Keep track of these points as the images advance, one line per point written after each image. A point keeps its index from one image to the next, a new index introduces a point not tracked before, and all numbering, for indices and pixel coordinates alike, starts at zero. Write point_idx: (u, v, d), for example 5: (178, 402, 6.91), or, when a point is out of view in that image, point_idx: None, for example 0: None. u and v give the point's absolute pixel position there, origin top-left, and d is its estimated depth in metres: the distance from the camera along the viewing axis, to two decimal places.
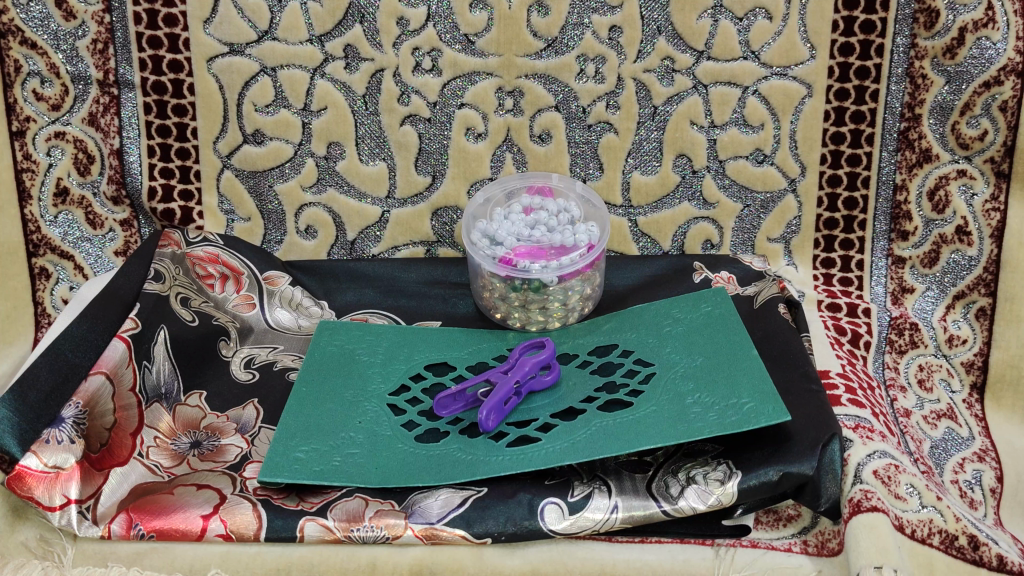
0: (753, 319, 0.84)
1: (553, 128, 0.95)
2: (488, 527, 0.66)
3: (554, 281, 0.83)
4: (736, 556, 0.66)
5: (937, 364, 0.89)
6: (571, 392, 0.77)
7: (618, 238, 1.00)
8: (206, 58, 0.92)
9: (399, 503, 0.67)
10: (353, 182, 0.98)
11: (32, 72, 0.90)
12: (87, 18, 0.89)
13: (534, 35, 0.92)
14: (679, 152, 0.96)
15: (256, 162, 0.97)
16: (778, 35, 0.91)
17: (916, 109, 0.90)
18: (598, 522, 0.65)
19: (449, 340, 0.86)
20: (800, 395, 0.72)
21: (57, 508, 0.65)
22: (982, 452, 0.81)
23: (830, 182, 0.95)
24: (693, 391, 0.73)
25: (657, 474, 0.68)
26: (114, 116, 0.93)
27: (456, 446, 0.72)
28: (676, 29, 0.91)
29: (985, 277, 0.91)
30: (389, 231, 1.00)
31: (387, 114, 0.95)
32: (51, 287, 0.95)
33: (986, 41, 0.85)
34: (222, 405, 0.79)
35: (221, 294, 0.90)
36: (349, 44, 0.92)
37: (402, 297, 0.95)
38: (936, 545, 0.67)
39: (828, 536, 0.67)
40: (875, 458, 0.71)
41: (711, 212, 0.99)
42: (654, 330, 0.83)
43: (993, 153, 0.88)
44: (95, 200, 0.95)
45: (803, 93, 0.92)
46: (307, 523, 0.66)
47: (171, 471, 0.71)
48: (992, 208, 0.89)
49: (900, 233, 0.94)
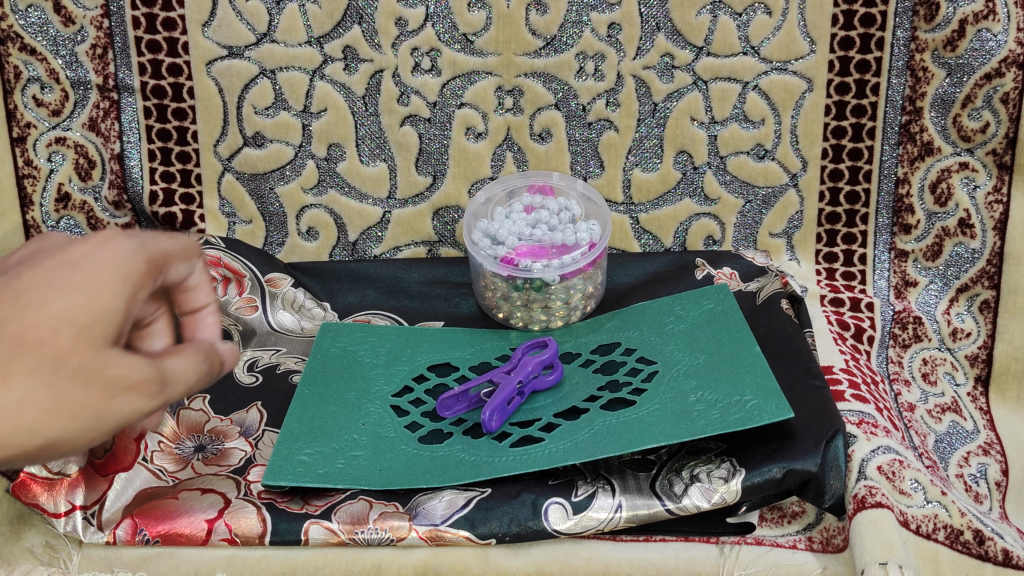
0: (755, 315, 0.84)
1: (553, 127, 0.95)
2: (492, 528, 0.66)
3: (556, 280, 0.83)
4: (742, 553, 0.67)
5: (941, 358, 0.89)
6: (574, 391, 0.76)
7: (620, 236, 1.00)
8: (204, 61, 0.92)
9: (404, 504, 0.67)
10: (354, 183, 0.98)
11: (32, 78, 0.90)
12: (86, 23, 0.89)
13: (533, 34, 0.92)
14: (679, 149, 0.96)
15: (256, 165, 0.97)
16: (777, 30, 0.91)
17: (917, 103, 0.89)
18: (602, 522, 0.65)
19: (451, 340, 0.86)
20: (804, 391, 0.72)
21: (61, 515, 0.67)
22: (988, 445, 0.81)
23: (831, 176, 0.95)
24: (696, 389, 0.73)
25: (661, 472, 0.68)
26: (114, 120, 0.93)
27: (459, 447, 0.71)
28: (676, 25, 0.91)
29: (989, 270, 0.90)
30: (391, 232, 1.00)
31: (387, 115, 0.95)
32: None
33: (986, 32, 0.84)
34: (226, 408, 0.79)
35: (224, 297, 0.91)
36: (348, 45, 0.92)
37: (404, 298, 0.95)
38: (940, 540, 0.67)
39: (833, 533, 0.67)
40: (879, 454, 0.71)
41: (712, 208, 0.98)
42: (657, 328, 0.83)
43: (995, 146, 0.88)
44: (96, 205, 0.96)
45: (804, 88, 0.92)
46: (312, 527, 0.66)
47: (176, 475, 0.71)
48: (995, 200, 0.89)
49: (901, 226, 0.94)
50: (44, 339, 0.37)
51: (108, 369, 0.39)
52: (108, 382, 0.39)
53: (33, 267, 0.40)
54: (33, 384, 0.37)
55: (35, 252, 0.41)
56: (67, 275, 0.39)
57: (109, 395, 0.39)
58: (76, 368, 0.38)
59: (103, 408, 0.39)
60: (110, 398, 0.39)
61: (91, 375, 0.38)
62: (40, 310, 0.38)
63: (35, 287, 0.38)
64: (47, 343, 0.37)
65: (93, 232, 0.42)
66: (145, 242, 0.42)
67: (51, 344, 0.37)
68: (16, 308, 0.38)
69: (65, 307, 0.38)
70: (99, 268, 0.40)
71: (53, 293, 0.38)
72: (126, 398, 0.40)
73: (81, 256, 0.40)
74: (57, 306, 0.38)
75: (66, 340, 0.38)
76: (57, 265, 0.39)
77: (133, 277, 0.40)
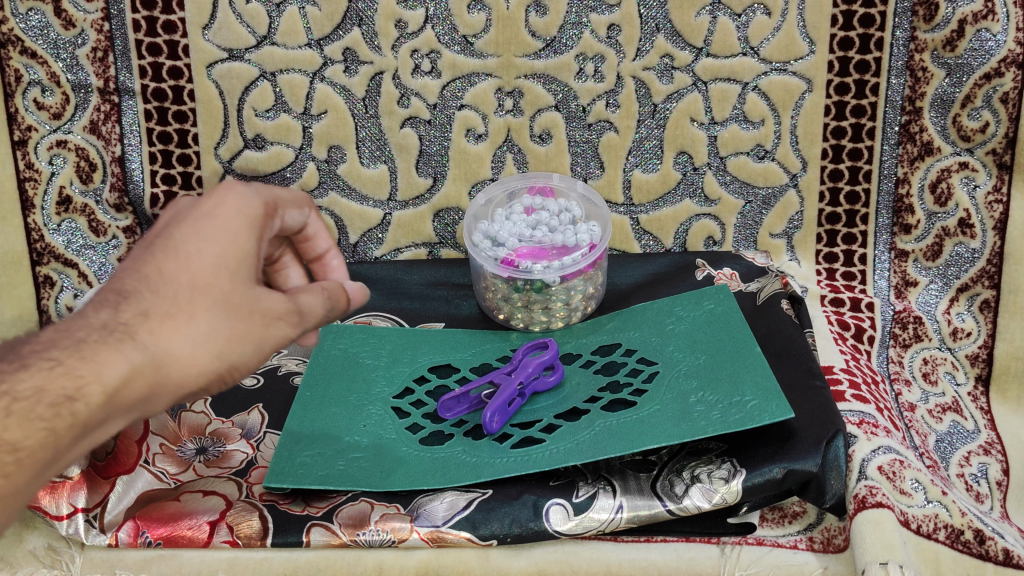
0: (755, 315, 0.84)
1: (553, 128, 0.95)
2: (493, 530, 0.66)
3: (557, 281, 0.84)
4: (742, 554, 0.67)
5: (942, 357, 0.89)
6: (575, 392, 0.77)
7: (620, 237, 1.00)
8: (205, 64, 0.92)
9: (405, 506, 0.67)
10: (354, 185, 0.98)
11: (33, 81, 0.90)
12: (86, 26, 0.90)
13: (532, 35, 0.92)
14: (679, 149, 0.96)
15: (257, 167, 0.97)
16: (776, 30, 0.91)
17: (917, 103, 0.89)
18: (603, 523, 0.66)
19: (452, 342, 0.86)
20: (805, 392, 0.72)
21: (64, 517, 0.67)
22: (988, 445, 0.81)
23: (831, 176, 0.95)
24: (697, 390, 0.73)
25: (662, 473, 0.68)
26: (115, 123, 0.93)
27: (460, 448, 0.71)
28: (675, 26, 0.91)
29: (989, 270, 0.90)
30: (392, 233, 1.00)
31: (387, 117, 0.95)
32: (55, 295, 0.96)
33: (986, 32, 0.84)
34: (227, 410, 0.79)
35: None
36: (348, 47, 0.92)
37: (405, 299, 0.95)
38: (941, 539, 0.67)
39: (834, 533, 0.68)
40: (879, 454, 0.71)
41: (712, 209, 0.98)
42: (657, 329, 0.83)
43: (995, 145, 0.88)
44: (98, 208, 0.96)
45: (803, 88, 0.92)
46: (313, 528, 0.66)
47: (177, 477, 0.72)
48: (994, 200, 0.89)
49: (901, 226, 0.94)
50: (210, 280, 0.50)
51: (261, 302, 0.52)
52: (262, 313, 0.52)
53: (181, 224, 0.52)
54: (211, 321, 0.49)
55: (177, 212, 0.54)
56: (213, 226, 0.52)
57: (265, 323, 0.52)
58: (238, 303, 0.51)
59: (263, 333, 0.52)
60: (266, 324, 0.52)
61: (250, 307, 0.51)
62: (198, 260, 0.50)
63: (189, 241, 0.51)
64: (213, 282, 0.50)
65: (213, 189, 0.55)
66: (261, 194, 0.56)
67: (214, 286, 0.50)
68: (180, 259, 0.50)
69: (219, 252, 0.51)
70: (231, 215, 0.53)
71: (205, 244, 0.51)
72: (278, 326, 0.53)
73: (212, 210, 0.53)
74: (213, 253, 0.51)
75: (224, 281, 0.50)
76: (200, 220, 0.52)
77: (258, 222, 0.54)
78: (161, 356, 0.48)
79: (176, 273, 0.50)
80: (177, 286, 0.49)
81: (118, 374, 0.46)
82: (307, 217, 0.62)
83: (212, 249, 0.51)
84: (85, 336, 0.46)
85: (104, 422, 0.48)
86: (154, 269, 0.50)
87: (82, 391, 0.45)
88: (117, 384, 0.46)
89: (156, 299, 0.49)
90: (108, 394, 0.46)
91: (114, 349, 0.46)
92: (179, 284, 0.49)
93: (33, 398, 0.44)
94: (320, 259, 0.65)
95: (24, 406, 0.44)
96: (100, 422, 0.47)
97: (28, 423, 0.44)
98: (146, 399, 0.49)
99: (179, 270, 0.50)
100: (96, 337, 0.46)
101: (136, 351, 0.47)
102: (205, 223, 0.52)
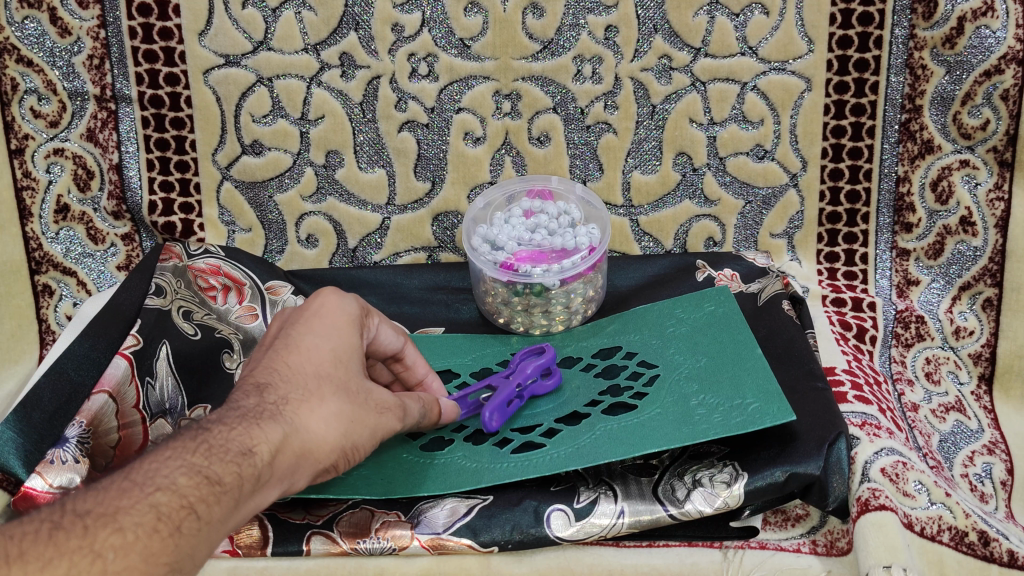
0: (756, 316, 0.84)
1: (552, 131, 0.95)
2: (495, 536, 0.66)
3: (557, 285, 0.83)
4: (745, 558, 0.67)
5: (944, 357, 0.89)
6: (575, 397, 0.76)
7: (620, 238, 1.00)
8: (202, 70, 0.92)
9: (405, 513, 0.68)
10: (353, 190, 0.97)
11: (29, 90, 0.90)
12: (82, 34, 0.89)
13: (529, 37, 0.91)
14: (678, 150, 0.95)
15: (255, 173, 0.96)
16: (774, 29, 0.90)
17: (917, 101, 0.89)
18: (605, 528, 0.65)
19: (452, 347, 0.86)
20: (807, 394, 0.72)
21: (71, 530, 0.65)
22: (993, 444, 0.81)
23: (831, 175, 0.94)
24: (698, 393, 0.72)
25: (664, 477, 0.68)
26: (112, 131, 0.93)
27: (460, 454, 0.71)
28: (672, 26, 0.91)
29: (992, 268, 0.90)
30: (391, 238, 1.00)
31: (384, 121, 0.94)
32: (54, 304, 0.96)
33: (986, 29, 0.84)
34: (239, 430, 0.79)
35: (224, 305, 0.88)
36: (345, 52, 0.92)
37: (406, 305, 0.94)
38: (945, 541, 0.67)
39: (837, 535, 0.68)
40: (882, 456, 0.70)
41: (712, 210, 0.98)
42: (658, 331, 0.83)
43: (996, 142, 0.87)
44: (96, 216, 0.96)
45: (803, 87, 0.92)
46: (313, 538, 0.66)
47: None
48: (996, 198, 0.89)
49: (903, 225, 0.93)
50: (330, 373, 0.53)
51: (374, 396, 0.56)
52: (376, 403, 0.55)
53: (298, 325, 0.56)
54: (338, 403, 0.52)
55: (284, 320, 0.58)
56: (326, 324, 0.56)
57: (379, 412, 0.55)
58: (356, 391, 0.54)
59: (378, 421, 0.55)
60: (379, 414, 0.56)
61: (366, 395, 0.55)
62: (319, 355, 0.54)
63: (308, 338, 0.54)
64: (334, 373, 0.54)
65: (314, 294, 0.59)
66: (357, 300, 0.60)
67: (335, 376, 0.53)
68: (301, 353, 0.53)
69: (335, 348, 0.55)
70: (338, 316, 0.57)
71: (323, 342, 0.55)
72: (388, 416, 0.56)
73: (319, 312, 0.57)
74: (331, 349, 0.54)
75: (342, 373, 0.54)
76: (311, 319, 0.56)
77: (358, 321, 0.59)
78: (306, 432, 0.50)
79: (302, 365, 0.53)
80: (304, 374, 0.52)
81: (278, 436, 0.48)
82: (402, 343, 0.66)
83: (329, 341, 0.55)
84: (244, 409, 0.49)
85: (266, 489, 0.48)
86: (278, 364, 0.52)
87: (257, 446, 0.47)
88: (279, 444, 0.48)
89: (289, 387, 0.51)
90: (274, 452, 0.48)
91: (272, 418, 0.49)
92: (307, 374, 0.52)
93: (221, 445, 0.46)
94: (421, 384, 0.69)
95: (217, 449, 0.45)
96: (267, 483, 0.48)
97: (223, 463, 0.45)
98: (293, 475, 0.50)
99: (304, 362, 0.53)
100: (253, 411, 0.49)
101: (286, 421, 0.49)
102: (317, 321, 0.56)
